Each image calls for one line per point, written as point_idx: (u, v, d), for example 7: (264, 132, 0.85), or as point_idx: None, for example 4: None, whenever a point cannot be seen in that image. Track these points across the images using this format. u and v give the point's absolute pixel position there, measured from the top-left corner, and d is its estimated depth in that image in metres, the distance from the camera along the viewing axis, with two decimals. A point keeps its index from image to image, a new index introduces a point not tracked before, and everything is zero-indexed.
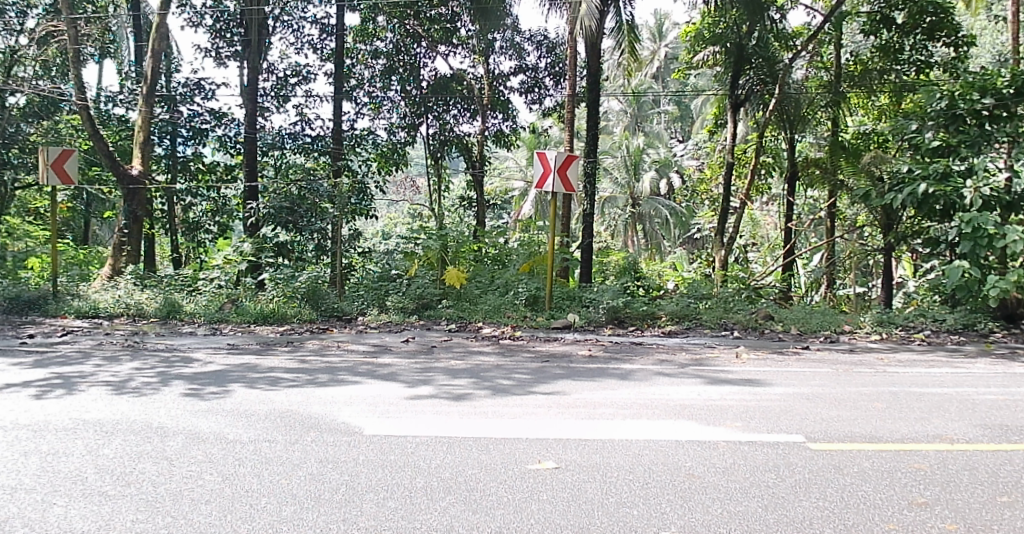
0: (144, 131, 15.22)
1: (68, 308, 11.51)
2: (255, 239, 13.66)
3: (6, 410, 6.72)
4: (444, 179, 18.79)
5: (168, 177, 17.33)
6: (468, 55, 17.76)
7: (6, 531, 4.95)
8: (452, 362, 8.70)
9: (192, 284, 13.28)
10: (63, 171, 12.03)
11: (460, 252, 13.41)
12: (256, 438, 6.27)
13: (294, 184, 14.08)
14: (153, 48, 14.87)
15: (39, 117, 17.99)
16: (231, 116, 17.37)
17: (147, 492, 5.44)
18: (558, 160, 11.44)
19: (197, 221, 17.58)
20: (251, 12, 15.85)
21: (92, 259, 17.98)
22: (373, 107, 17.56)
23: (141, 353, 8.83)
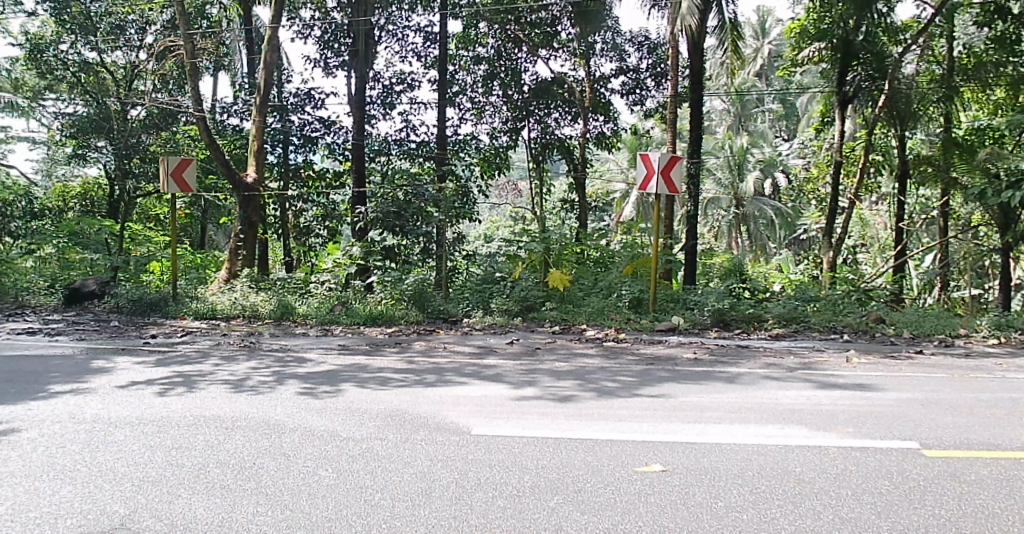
0: (258, 140, 15.79)
1: (188, 309, 12.10)
2: (363, 243, 14.00)
3: (134, 405, 7.10)
4: (545, 182, 18.75)
5: (280, 184, 18.00)
6: (569, 58, 17.91)
7: (135, 520, 5.21)
8: (557, 364, 8.72)
9: (305, 287, 13.52)
10: (182, 179, 12.57)
11: (564, 255, 13.62)
12: (368, 436, 6.44)
13: (400, 189, 14.48)
14: (265, 60, 15.38)
15: (158, 128, 19.65)
16: (340, 124, 17.88)
17: (267, 486, 5.65)
18: (662, 161, 11.33)
19: (307, 227, 18.04)
20: (356, 23, 16.28)
21: (209, 262, 18.84)
22: (476, 112, 17.81)
23: (256, 353, 9.17)
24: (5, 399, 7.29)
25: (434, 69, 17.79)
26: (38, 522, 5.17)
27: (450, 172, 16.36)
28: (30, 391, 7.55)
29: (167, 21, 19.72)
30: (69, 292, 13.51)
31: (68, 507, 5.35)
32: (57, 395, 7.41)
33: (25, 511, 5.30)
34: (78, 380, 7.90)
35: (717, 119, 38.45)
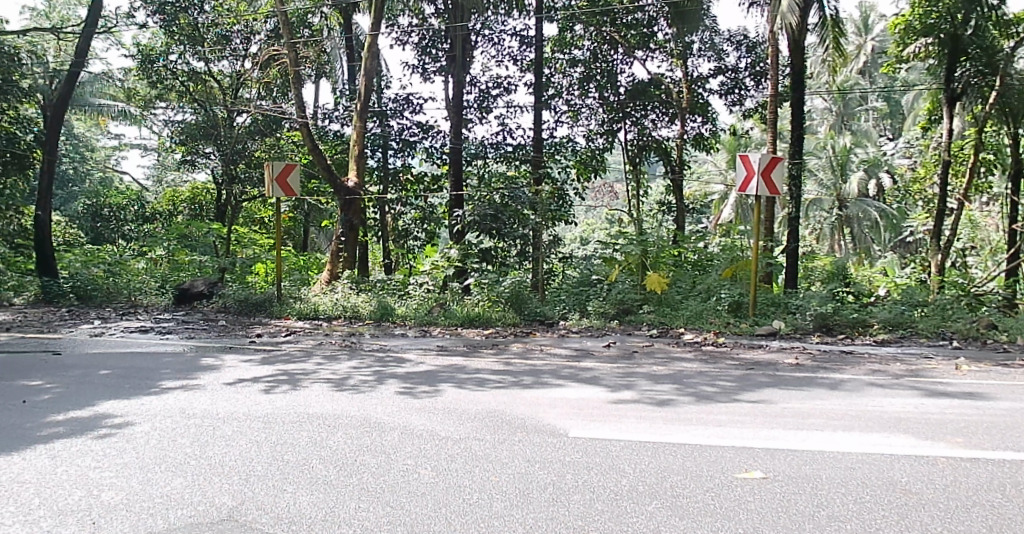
0: (358, 145, 16.17)
1: (292, 309, 12.49)
2: (461, 246, 14.21)
3: (241, 402, 7.37)
4: (642, 183, 18.98)
5: (381, 188, 18.54)
6: (666, 59, 17.84)
7: (242, 512, 5.38)
8: (655, 368, 8.68)
9: (403, 288, 13.92)
10: (286, 183, 12.95)
11: (661, 257, 13.36)
12: (466, 436, 6.52)
13: (497, 192, 14.71)
14: (366, 66, 15.78)
15: (263, 134, 21.15)
16: (437, 129, 18.19)
17: (368, 483, 5.78)
18: (762, 162, 11.16)
19: (406, 229, 18.68)
20: (454, 28, 16.59)
21: (311, 264, 19.64)
22: (572, 115, 17.95)
23: (357, 353, 9.40)
24: (121, 393, 7.67)
25: (530, 72, 17.84)
26: (153, 511, 5.39)
27: (546, 174, 17.32)
28: (144, 386, 7.94)
29: (270, 30, 21.00)
30: (179, 293, 14.10)
31: (180, 498, 5.56)
32: (167, 390, 7.75)
33: (141, 500, 5.53)
34: (188, 376, 8.26)
35: (818, 118, 37.31)
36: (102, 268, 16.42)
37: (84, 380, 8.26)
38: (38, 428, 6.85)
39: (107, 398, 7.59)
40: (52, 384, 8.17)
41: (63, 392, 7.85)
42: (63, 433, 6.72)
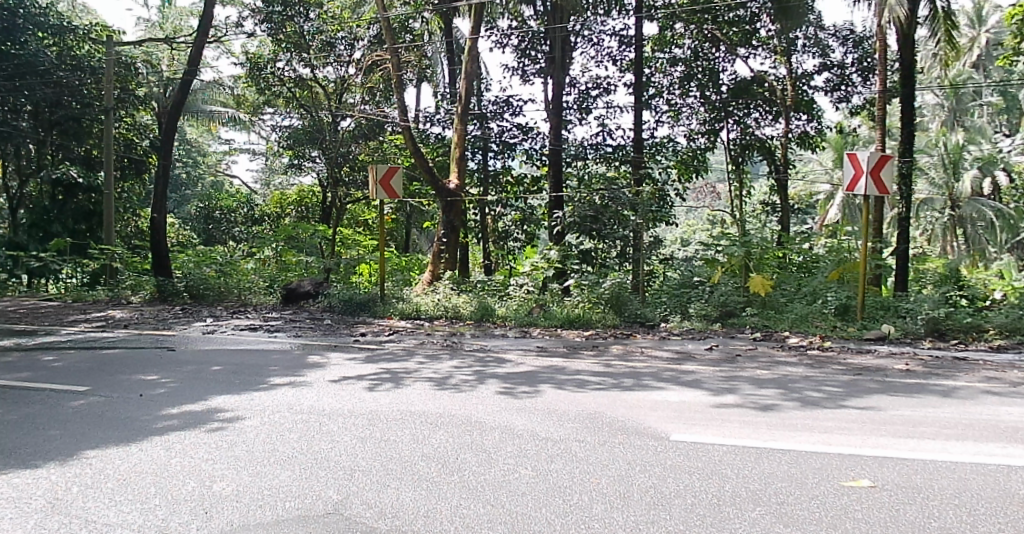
0: (460, 148, 16.75)
1: (393, 309, 12.93)
2: (560, 247, 14.42)
3: (346, 398, 7.63)
4: (745, 183, 19.25)
5: (481, 190, 19.34)
6: (770, 56, 17.96)
7: (347, 505, 5.50)
8: (758, 372, 8.69)
9: (504, 290, 14.30)
10: (389, 186, 13.40)
11: (766, 259, 13.28)
12: (567, 437, 6.58)
13: (597, 193, 14.99)
14: (466, 70, 16.58)
15: (367, 137, 22.48)
16: (537, 130, 18.89)
17: (469, 481, 5.85)
18: (871, 161, 10.85)
19: (506, 230, 19.00)
20: (553, 30, 16.83)
21: (413, 265, 20.91)
22: (673, 115, 18.39)
23: (458, 353, 9.68)
24: (233, 388, 8.06)
25: (631, 71, 18.27)
26: (262, 502, 5.53)
27: (647, 175, 17.44)
28: (254, 382, 8.32)
29: (373, 37, 22.08)
30: (287, 292, 14.58)
31: (287, 491, 5.71)
32: (276, 386, 8.10)
33: (250, 493, 5.66)
34: (295, 373, 8.64)
35: (929, 114, 35.75)
36: (214, 267, 17.15)
37: (197, 375, 8.71)
38: (155, 420, 7.21)
39: (217, 393, 7.94)
40: (168, 379, 8.62)
41: (177, 387, 8.26)
42: (177, 426, 7.03)
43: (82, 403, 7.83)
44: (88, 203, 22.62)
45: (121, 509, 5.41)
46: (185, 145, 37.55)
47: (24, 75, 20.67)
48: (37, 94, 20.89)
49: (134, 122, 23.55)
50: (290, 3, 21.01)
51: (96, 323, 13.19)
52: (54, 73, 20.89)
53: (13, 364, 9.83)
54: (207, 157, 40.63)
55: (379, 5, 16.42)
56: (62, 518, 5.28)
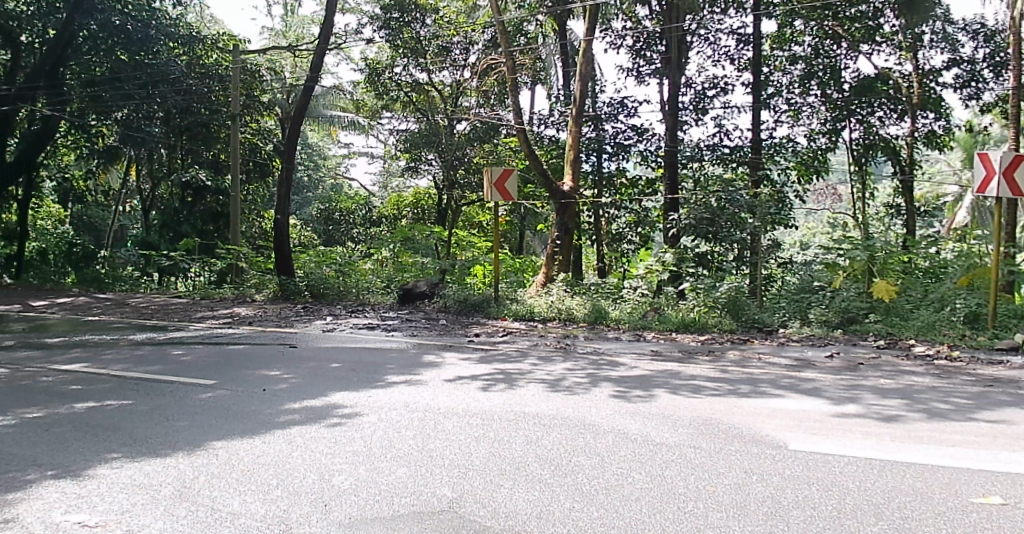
0: (573, 150, 17.20)
1: (508, 311, 13.20)
2: (676, 250, 14.34)
3: (461, 398, 7.84)
4: (868, 185, 18.14)
5: (595, 191, 19.56)
6: (893, 52, 17.30)
7: (461, 502, 5.54)
8: (881, 381, 8.40)
9: (617, 293, 14.27)
10: (503, 189, 13.84)
11: (891, 264, 12.80)
12: (681, 444, 6.52)
13: (713, 196, 15.12)
14: (581, 71, 17.06)
15: (482, 140, 23.56)
16: (652, 132, 18.79)
17: (582, 484, 5.82)
18: (1004, 162, 10.27)
19: (620, 233, 19.22)
20: (670, 30, 16.83)
21: (526, 267, 21.88)
22: (792, 114, 17.94)
23: (571, 356, 9.83)
24: (353, 385, 8.39)
25: (749, 70, 18.12)
26: (379, 498, 5.61)
27: (764, 177, 17.71)
28: (372, 380, 8.64)
29: (487, 40, 23.04)
30: (404, 293, 15.04)
31: (403, 487, 5.80)
32: (393, 384, 8.39)
33: (368, 489, 5.76)
34: (412, 372, 8.94)
35: None
36: (334, 268, 17.85)
37: (319, 371, 9.12)
38: (276, 414, 7.51)
39: (335, 390, 8.24)
40: (289, 375, 9.01)
41: (298, 383, 8.61)
42: (299, 420, 7.33)
43: (208, 396, 8.24)
44: (214, 204, 24.77)
45: (245, 499, 5.61)
46: (308, 151, 39.60)
47: (157, 84, 21.87)
48: (168, 101, 22.09)
49: (259, 127, 25.01)
50: (407, 9, 22.53)
51: (223, 319, 13.89)
52: (184, 81, 22.20)
53: (149, 358, 10.47)
54: (327, 161, 42.46)
55: (495, 10, 17.55)
56: (191, 505, 5.52)
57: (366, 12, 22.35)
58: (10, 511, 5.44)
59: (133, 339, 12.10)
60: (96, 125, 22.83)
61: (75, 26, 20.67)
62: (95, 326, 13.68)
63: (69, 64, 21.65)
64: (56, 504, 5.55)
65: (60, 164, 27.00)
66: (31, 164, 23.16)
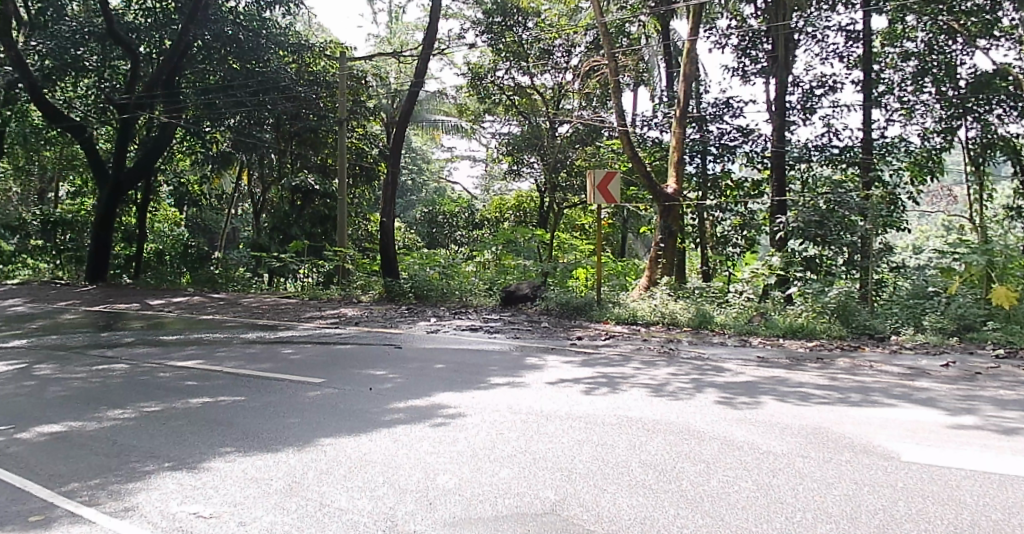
0: (677, 152, 16.99)
1: (610, 314, 13.14)
2: (784, 254, 14.00)
3: (563, 401, 7.87)
4: (986, 187, 17.26)
5: (699, 194, 19.16)
6: (1013, 46, 16.34)
7: (564, 505, 5.54)
8: (1003, 392, 7.93)
9: (723, 297, 14.05)
10: (606, 191, 13.82)
11: (1012, 268, 12.04)
12: (790, 452, 6.34)
13: (822, 197, 14.70)
14: (685, 72, 16.87)
15: (584, 143, 23.85)
16: (759, 133, 18.35)
17: (687, 490, 5.73)
18: None
19: (725, 236, 18.87)
20: (777, 28, 16.39)
21: (629, 270, 21.81)
22: (905, 113, 17.18)
23: (675, 361, 9.73)
24: (455, 386, 8.55)
25: (858, 68, 17.46)
26: (483, 499, 5.68)
27: (875, 178, 17.03)
28: (475, 381, 8.76)
29: (589, 42, 23.10)
30: (506, 295, 15.23)
31: (506, 488, 5.85)
32: (495, 386, 8.49)
33: (472, 489, 5.84)
34: (514, 374, 9.04)
35: None
36: (437, 270, 18.27)
37: (423, 371, 9.34)
38: (382, 413, 7.71)
39: (440, 391, 8.40)
40: (394, 374, 9.24)
41: (403, 383, 8.82)
42: (404, 419, 7.51)
43: (318, 394, 8.54)
44: (322, 208, 25.66)
45: (352, 496, 5.78)
46: (412, 156, 40.67)
47: (267, 91, 22.65)
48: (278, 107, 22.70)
49: (364, 132, 25.94)
50: (509, 13, 22.96)
51: (330, 320, 14.36)
52: (292, 88, 22.89)
53: (260, 356, 10.93)
54: (430, 164, 43.41)
55: (597, 12, 17.57)
56: (300, 500, 5.73)
57: (469, 17, 22.77)
58: (132, 500, 5.79)
59: (248, 337, 12.68)
60: (210, 132, 23.59)
61: (190, 38, 21.95)
62: (210, 325, 14.37)
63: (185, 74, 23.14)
64: (173, 495, 5.87)
65: (177, 170, 29.06)
66: (148, 171, 23.97)
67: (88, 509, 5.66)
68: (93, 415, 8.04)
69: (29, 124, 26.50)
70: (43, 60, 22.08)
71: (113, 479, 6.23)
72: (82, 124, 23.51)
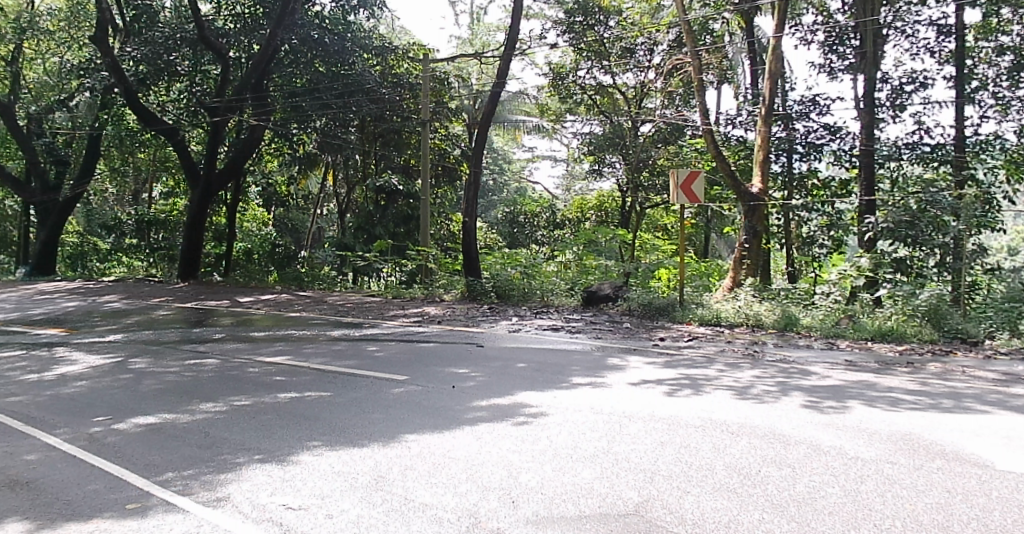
0: (762, 150, 16.73)
1: (693, 315, 13.09)
2: (873, 255, 13.61)
3: (645, 402, 7.96)
4: None
5: (785, 192, 18.95)
6: None
7: (648, 507, 5.66)
8: None
9: (809, 299, 13.83)
10: (690, 191, 13.78)
11: None
12: (878, 458, 6.29)
13: (913, 197, 14.23)
14: (770, 69, 16.61)
15: (667, 142, 23.62)
16: (847, 130, 17.92)
17: (772, 494, 5.77)
18: None
19: (812, 237, 18.43)
20: (864, 24, 15.99)
21: (712, 271, 21.59)
22: (1000, 109, 16.51)
23: (760, 363, 9.68)
24: (538, 385, 8.74)
25: (951, 63, 16.86)
26: (565, 498, 5.85)
27: (969, 177, 16.50)
28: (558, 381, 8.94)
29: (672, 40, 22.94)
30: (588, 295, 15.36)
31: (590, 488, 6.00)
32: (576, 386, 8.64)
33: (553, 488, 6.03)
34: (596, 375, 9.17)
35: None
36: (519, 270, 18.54)
37: (507, 370, 9.56)
38: (465, 411, 7.96)
39: (521, 390, 8.61)
40: (477, 373, 9.51)
41: (486, 381, 9.07)
42: (487, 417, 7.74)
43: (404, 391, 8.86)
44: (405, 208, 26.27)
45: (436, 492, 6.04)
46: (493, 156, 41.14)
47: (352, 93, 23.24)
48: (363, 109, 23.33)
49: (446, 133, 26.42)
50: (591, 12, 22.88)
51: (415, 318, 14.77)
52: (377, 90, 23.49)
53: (348, 353, 11.37)
54: (511, 164, 43.83)
55: (680, 10, 17.41)
56: (386, 494, 6.02)
57: (550, 17, 22.88)
58: (223, 490, 6.20)
59: (337, 335, 13.19)
60: (297, 134, 24.54)
61: (279, 42, 22.59)
62: (297, 322, 14.97)
63: (273, 77, 23.90)
64: (268, 486, 6.24)
65: (265, 171, 30.07)
66: (238, 171, 25.06)
67: (183, 498, 6.08)
68: (190, 408, 8.56)
69: (125, 127, 28.26)
70: (137, 65, 23.40)
71: (206, 469, 6.67)
72: (175, 128, 24.65)
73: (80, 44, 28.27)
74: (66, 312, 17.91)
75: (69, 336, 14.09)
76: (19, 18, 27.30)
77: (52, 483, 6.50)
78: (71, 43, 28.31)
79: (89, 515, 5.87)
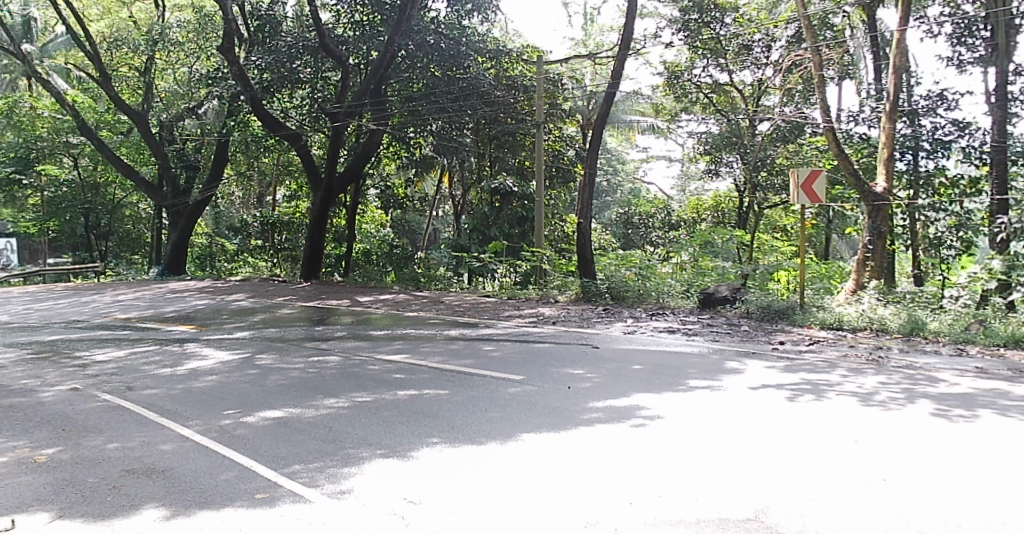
0: (887, 148, 16.18)
1: (814, 319, 12.84)
2: (1007, 256, 12.89)
3: (762, 407, 7.98)
4: None
5: (910, 191, 18.32)
6: None
7: (767, 513, 5.75)
8: None
9: (937, 303, 13.47)
10: (810, 190, 13.52)
11: None
12: (1011, 470, 6.14)
13: None
14: (894, 64, 16.02)
15: (785, 140, 23.16)
16: (977, 126, 17.05)
17: (895, 504, 5.74)
18: None
19: (940, 238, 17.17)
20: (996, 14, 15.25)
21: (834, 273, 20.98)
22: None
23: (885, 369, 9.48)
24: (653, 388, 8.88)
25: None
26: (681, 502, 6.02)
27: None
28: (673, 384, 9.07)
29: (790, 35, 22.35)
30: (705, 297, 15.31)
31: (707, 492, 6.14)
32: (692, 389, 8.75)
33: (670, 491, 6.20)
34: (712, 378, 9.23)
35: None
36: (633, 271, 18.65)
37: (622, 372, 9.75)
38: (581, 411, 8.23)
39: (635, 392, 8.79)
40: (593, 374, 9.74)
41: (602, 382, 9.31)
42: (603, 418, 7.97)
43: (521, 391, 9.21)
44: (520, 208, 26.62)
45: (555, 490, 6.34)
46: (609, 156, 41.16)
47: (468, 97, 23.98)
48: (478, 113, 24.07)
49: (560, 135, 26.74)
50: (706, 9, 22.75)
51: (530, 319, 15.14)
52: (491, 93, 24.17)
53: (465, 352, 11.85)
54: (625, 165, 43.71)
55: (799, 5, 17.01)
56: (506, 491, 6.36)
57: (665, 16, 22.96)
58: (349, 483, 6.71)
59: (458, 334, 13.70)
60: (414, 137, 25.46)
61: (396, 48, 23.33)
62: (417, 322, 15.61)
63: (391, 83, 24.85)
64: (395, 480, 6.71)
65: (384, 174, 31.24)
66: (357, 175, 26.23)
67: (309, 490, 6.62)
68: (316, 403, 9.21)
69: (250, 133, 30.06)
70: (262, 73, 25.00)
71: (331, 463, 7.21)
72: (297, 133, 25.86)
73: (204, 53, 29.96)
74: (198, 310, 19.33)
75: (200, 332, 15.27)
76: (153, 32, 30.05)
77: (186, 472, 7.19)
78: (198, 51, 30.17)
79: (221, 503, 6.48)
